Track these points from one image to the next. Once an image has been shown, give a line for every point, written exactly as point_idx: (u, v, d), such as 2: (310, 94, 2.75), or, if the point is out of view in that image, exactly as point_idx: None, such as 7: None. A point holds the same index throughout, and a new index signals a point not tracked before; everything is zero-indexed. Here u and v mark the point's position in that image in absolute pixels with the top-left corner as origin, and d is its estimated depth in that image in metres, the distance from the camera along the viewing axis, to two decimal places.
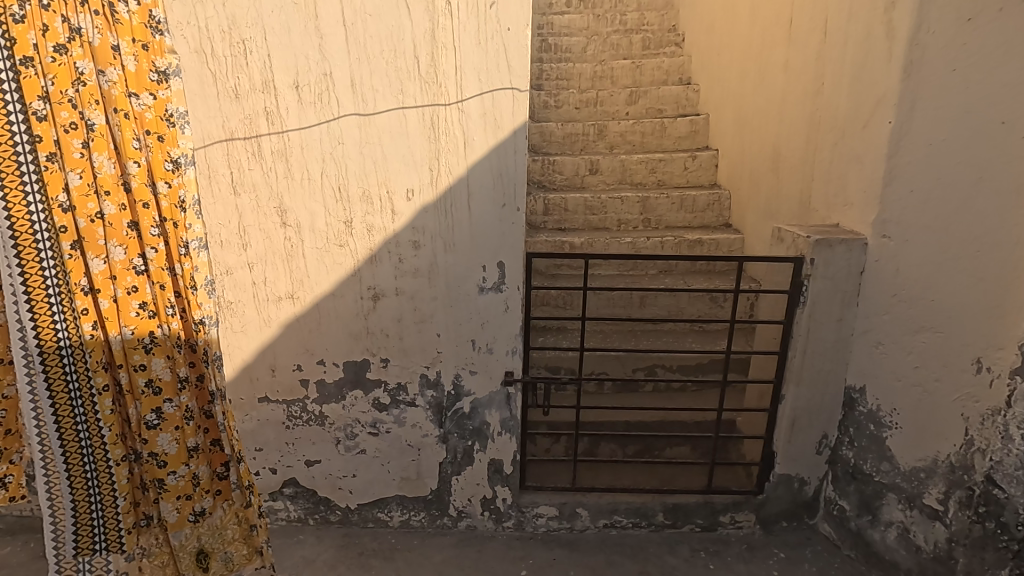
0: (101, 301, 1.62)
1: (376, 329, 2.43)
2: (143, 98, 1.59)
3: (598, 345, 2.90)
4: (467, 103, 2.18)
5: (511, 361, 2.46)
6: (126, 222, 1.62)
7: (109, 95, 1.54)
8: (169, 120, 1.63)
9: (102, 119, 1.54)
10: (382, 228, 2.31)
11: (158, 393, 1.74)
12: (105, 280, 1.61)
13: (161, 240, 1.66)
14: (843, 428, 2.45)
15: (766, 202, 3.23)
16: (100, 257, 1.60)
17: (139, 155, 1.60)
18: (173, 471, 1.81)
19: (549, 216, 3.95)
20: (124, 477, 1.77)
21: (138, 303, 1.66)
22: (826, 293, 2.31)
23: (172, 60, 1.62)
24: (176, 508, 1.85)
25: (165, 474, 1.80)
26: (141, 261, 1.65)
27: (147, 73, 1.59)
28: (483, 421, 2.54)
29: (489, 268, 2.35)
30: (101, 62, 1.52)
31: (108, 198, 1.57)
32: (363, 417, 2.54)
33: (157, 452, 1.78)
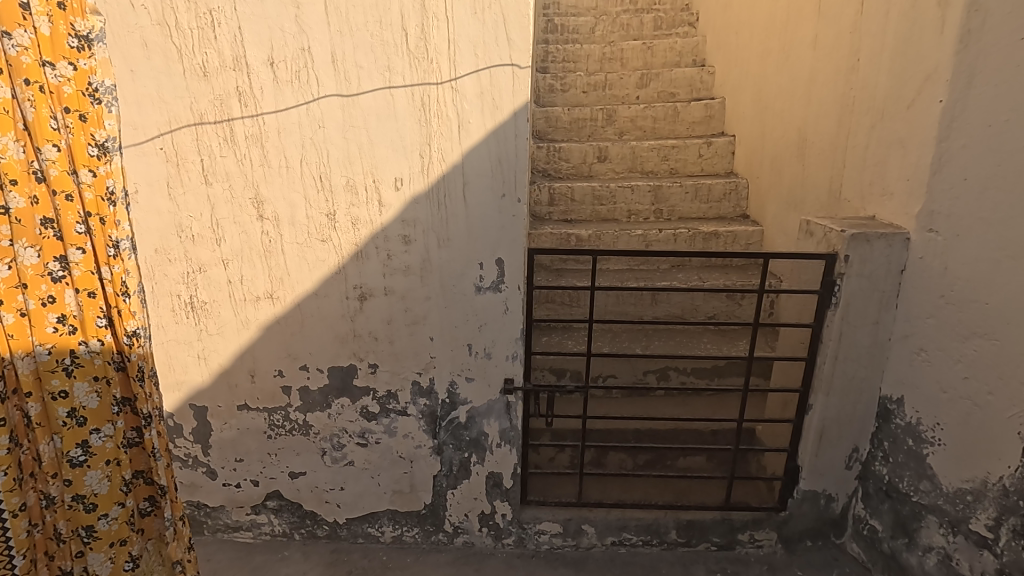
0: (9, 314, 1.46)
1: (364, 331, 2.22)
2: (61, 67, 1.45)
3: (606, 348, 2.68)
4: (461, 81, 1.95)
5: (511, 367, 2.25)
6: (40, 219, 1.47)
7: (18, 63, 1.39)
8: (91, 95, 1.50)
9: (8, 92, 1.39)
10: (369, 222, 2.09)
11: (84, 423, 1.59)
12: (14, 288, 1.46)
13: (88, 239, 1.52)
14: (877, 442, 2.23)
15: (788, 193, 3.02)
16: (7, 262, 1.45)
17: (58, 137, 1.46)
18: (104, 514, 1.66)
19: (555, 206, 3.71)
20: (21, 531, 1.55)
21: (56, 316, 1.52)
22: (862, 294, 2.08)
23: (93, 23, 1.50)
24: (108, 558, 1.69)
25: (95, 519, 1.65)
26: (60, 266, 1.51)
27: (65, 38, 1.44)
28: (481, 431, 2.33)
29: (487, 265, 2.13)
30: (7, 23, 1.37)
31: (16, 188, 1.43)
32: (350, 426, 2.34)
33: (85, 494, 1.62)
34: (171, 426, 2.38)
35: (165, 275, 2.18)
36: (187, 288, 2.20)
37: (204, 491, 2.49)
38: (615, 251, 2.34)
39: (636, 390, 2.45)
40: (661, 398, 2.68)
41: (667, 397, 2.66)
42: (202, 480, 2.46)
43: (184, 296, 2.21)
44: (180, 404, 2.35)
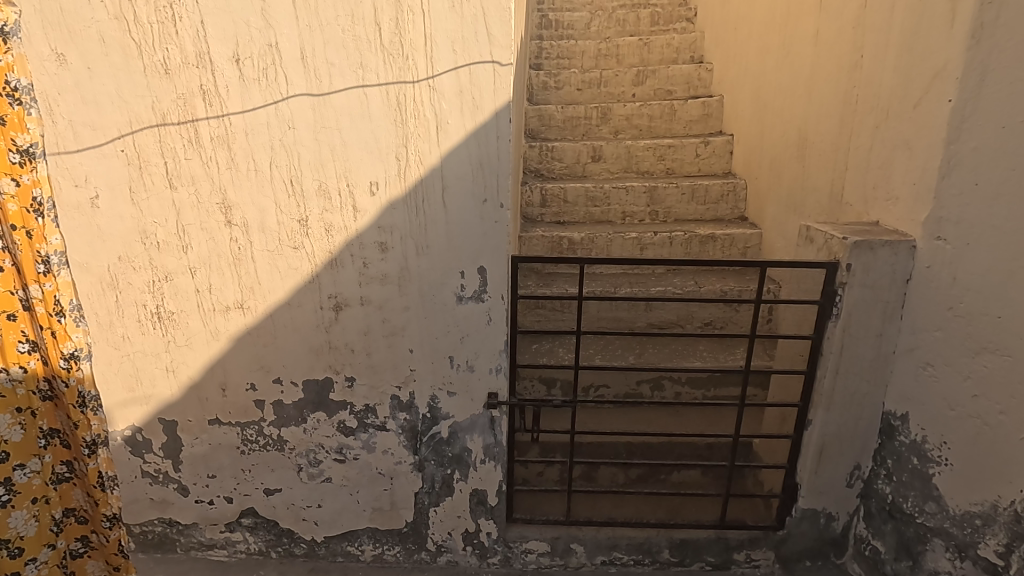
0: None
1: (339, 343, 2.11)
2: None
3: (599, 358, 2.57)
4: (439, 79, 1.83)
5: (495, 380, 2.13)
6: None
7: None
8: (11, 95, 1.81)
9: None
10: (343, 228, 1.98)
11: (10, 459, 1.99)
12: None
13: (9, 255, 1.88)
14: (880, 459, 2.12)
15: (788, 195, 2.90)
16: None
17: None
18: (32, 558, 2.10)
19: (547, 208, 3.59)
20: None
21: None
22: (865, 304, 1.97)
23: (8, 15, 1.77)
24: None
25: (21, 563, 2.07)
26: None
27: None
28: (464, 447, 2.22)
29: (468, 274, 2.01)
30: None
31: None
32: (327, 442, 2.23)
33: (13, 538, 2.03)
34: (140, 441, 2.27)
35: (130, 283, 2.07)
36: (154, 297, 2.08)
37: (175, 508, 2.38)
38: (606, 259, 2.22)
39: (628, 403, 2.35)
40: (654, 410, 2.57)
41: (661, 410, 2.55)
42: (174, 496, 2.36)
43: (150, 306, 2.09)
44: (149, 418, 2.24)
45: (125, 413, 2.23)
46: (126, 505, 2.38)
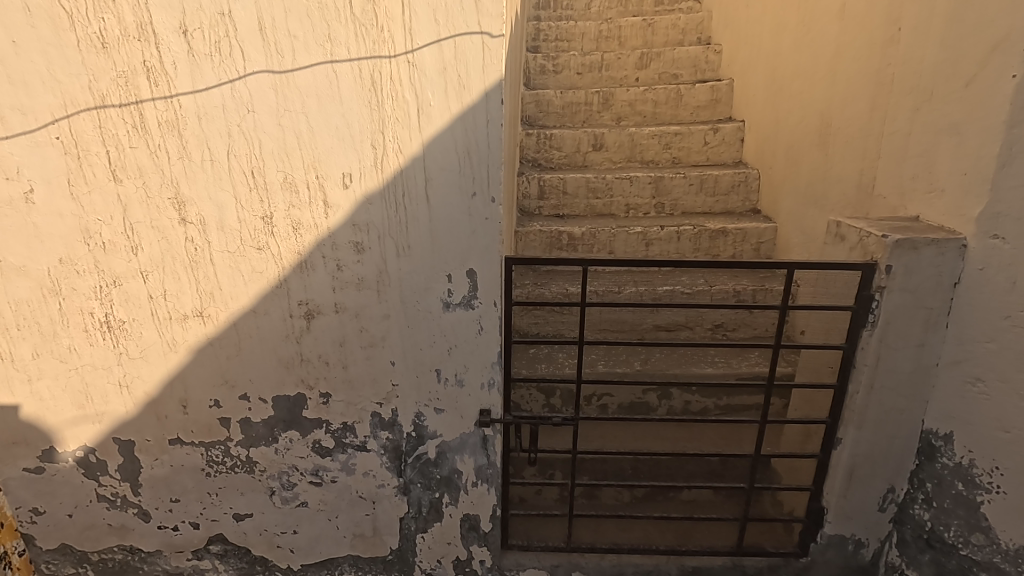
0: None
1: (312, 355, 1.88)
2: None
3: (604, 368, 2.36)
4: (419, 54, 1.58)
5: (487, 396, 1.90)
6: None
7: None
8: None
9: None
10: (312, 226, 1.74)
11: None
12: None
13: None
14: (917, 483, 1.90)
15: (807, 186, 2.67)
16: None
17: None
18: None
19: (545, 200, 3.35)
20: None
21: None
22: (905, 311, 1.74)
23: None
24: None
25: None
26: None
27: None
28: (453, 469, 2.00)
29: (455, 278, 1.78)
30: None
31: None
32: (301, 463, 2.01)
33: None
34: (94, 462, 2.05)
35: (74, 289, 1.83)
36: (101, 304, 1.85)
37: (136, 534, 2.16)
38: (612, 261, 1.99)
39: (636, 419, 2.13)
40: (663, 422, 2.36)
41: (670, 423, 2.34)
42: (134, 522, 2.14)
43: (98, 314, 1.86)
44: (103, 437, 2.01)
45: (75, 432, 2.00)
46: (83, 531, 2.16)
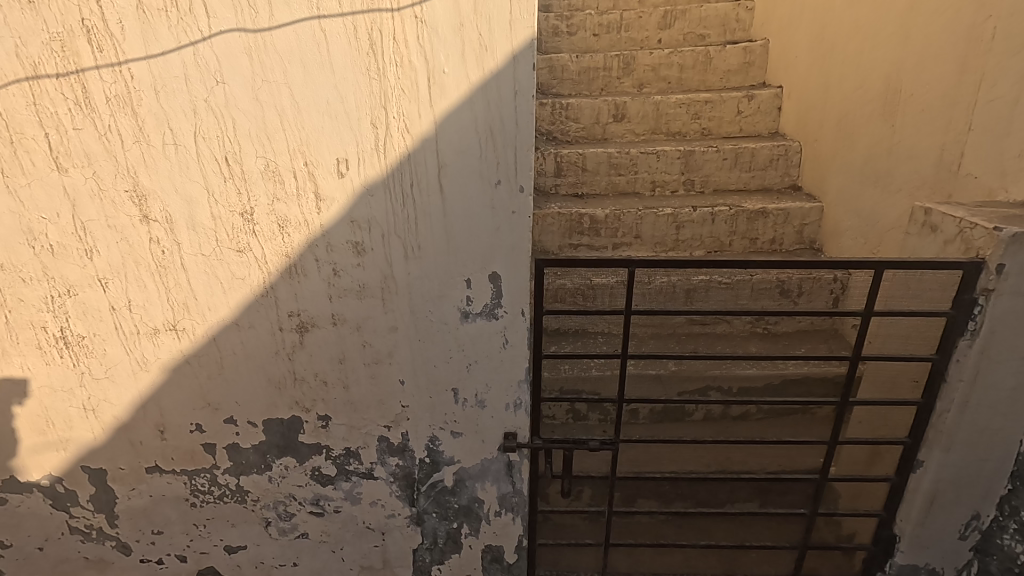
0: None
1: (307, 373, 1.60)
2: None
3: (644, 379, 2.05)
4: (430, 6, 1.26)
5: (512, 418, 1.64)
6: None
7: None
8: None
9: None
10: (302, 223, 1.44)
11: None
12: None
13: None
14: (1011, 510, 1.63)
15: (866, 163, 2.36)
16: None
17: None
18: None
19: (563, 177, 3.02)
20: None
21: None
22: (1012, 318, 1.46)
23: None
24: None
25: None
26: None
27: None
28: (473, 497, 1.75)
29: (475, 284, 1.49)
30: None
31: None
32: (299, 492, 1.76)
33: None
34: (62, 493, 1.79)
35: (20, 301, 1.53)
36: (55, 318, 1.55)
37: (117, 568, 1.92)
38: (658, 260, 1.69)
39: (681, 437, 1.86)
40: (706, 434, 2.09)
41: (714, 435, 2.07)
42: (113, 555, 1.89)
43: (52, 329, 1.57)
44: (70, 466, 1.74)
45: (38, 461, 1.74)
46: (56, 565, 1.92)
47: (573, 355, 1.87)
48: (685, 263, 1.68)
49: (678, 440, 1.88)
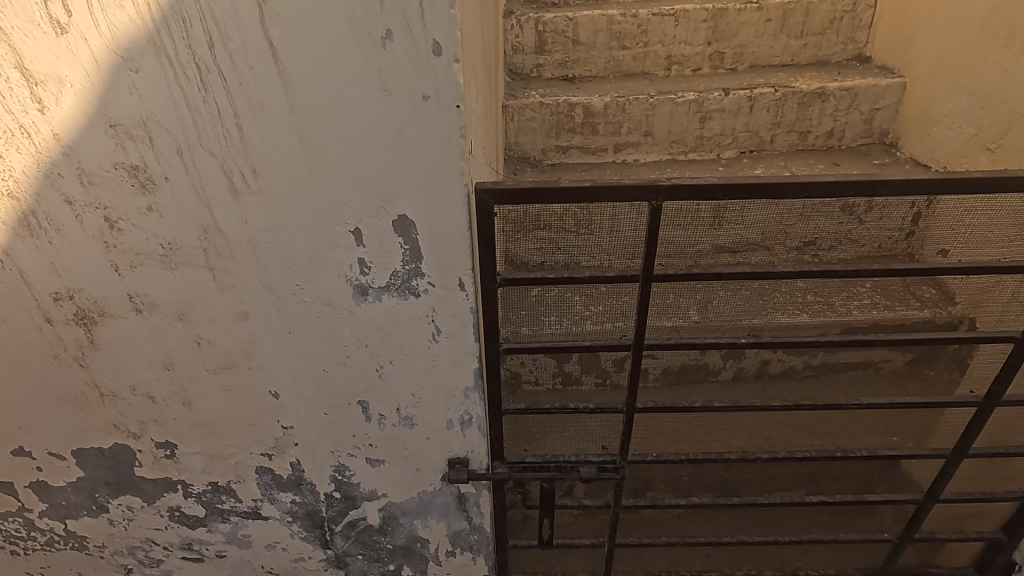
0: None
1: (117, 386, 0.98)
2: None
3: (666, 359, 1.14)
4: None
5: (459, 439, 1.05)
6: None
7: None
8: None
9: None
10: (16, 132, 0.74)
11: None
12: None
13: None
14: None
15: (994, 11, 1.61)
16: None
17: None
18: None
19: (546, 54, 2.20)
20: None
21: None
22: None
23: None
24: None
25: None
26: None
27: None
28: (413, 536, 1.21)
29: (373, 237, 0.82)
30: None
31: None
32: (159, 536, 1.21)
33: None
34: None
35: None
36: None
37: None
38: (704, 180, 0.88)
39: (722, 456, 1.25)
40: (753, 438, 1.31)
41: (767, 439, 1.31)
42: None
43: None
44: None
45: None
46: None
47: (545, 346, 1.04)
48: (756, 183, 0.88)
49: (714, 445, 1.28)
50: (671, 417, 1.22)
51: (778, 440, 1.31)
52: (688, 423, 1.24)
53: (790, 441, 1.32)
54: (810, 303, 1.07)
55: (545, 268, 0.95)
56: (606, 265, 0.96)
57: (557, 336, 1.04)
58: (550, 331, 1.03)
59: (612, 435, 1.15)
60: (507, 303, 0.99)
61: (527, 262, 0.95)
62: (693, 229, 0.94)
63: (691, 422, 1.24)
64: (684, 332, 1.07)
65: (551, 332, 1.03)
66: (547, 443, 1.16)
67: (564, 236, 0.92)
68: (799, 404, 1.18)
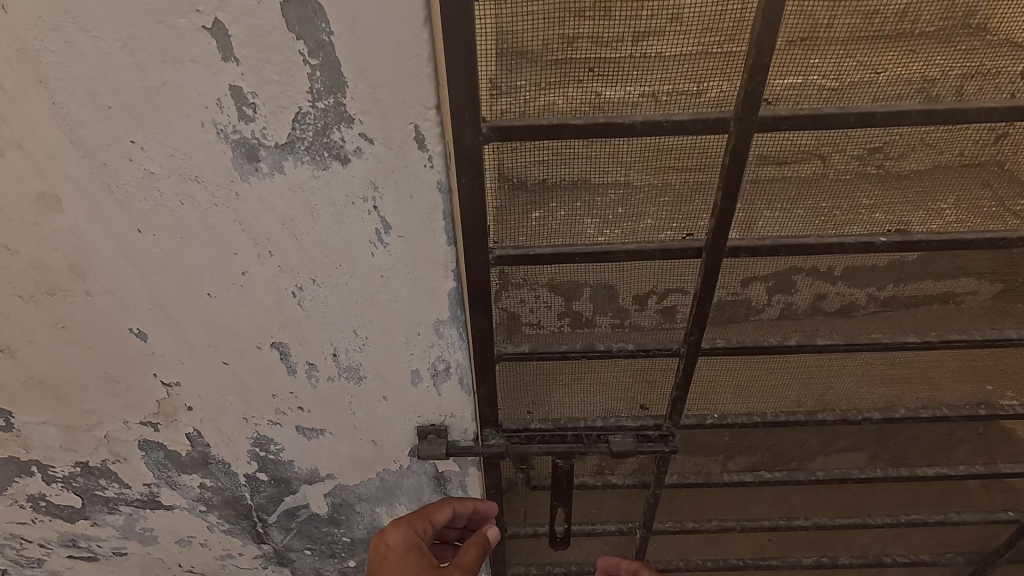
0: None
1: None
2: None
3: (751, 273, 0.64)
4: None
5: (432, 398, 0.70)
6: None
7: None
8: None
9: None
10: None
11: None
12: None
13: None
14: None
15: None
16: None
17: None
18: None
19: None
20: None
21: None
22: None
23: None
24: None
25: None
26: None
27: None
28: (377, 527, 0.89)
29: (246, 43, 0.44)
30: None
31: None
32: (30, 532, 0.88)
33: None
34: None
35: None
36: None
37: None
38: None
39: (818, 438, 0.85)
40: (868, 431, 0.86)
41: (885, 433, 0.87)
42: None
43: None
44: None
45: None
46: None
47: (563, 257, 0.60)
48: None
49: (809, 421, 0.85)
50: (757, 372, 0.74)
51: (924, 402, 0.80)
52: (778, 383, 0.76)
53: (937, 401, 0.80)
54: (1004, 183, 0.56)
55: (541, 110, 0.50)
56: (664, 104, 0.50)
57: (584, 237, 0.59)
58: (571, 228, 0.58)
59: (658, 391, 0.75)
60: (494, 169, 0.53)
61: (516, 102, 0.50)
62: (842, 44, 0.46)
63: (783, 381, 0.76)
64: (794, 230, 0.59)
65: (574, 229, 0.58)
66: (560, 402, 0.77)
67: (584, 29, 0.45)
68: (953, 364, 0.75)
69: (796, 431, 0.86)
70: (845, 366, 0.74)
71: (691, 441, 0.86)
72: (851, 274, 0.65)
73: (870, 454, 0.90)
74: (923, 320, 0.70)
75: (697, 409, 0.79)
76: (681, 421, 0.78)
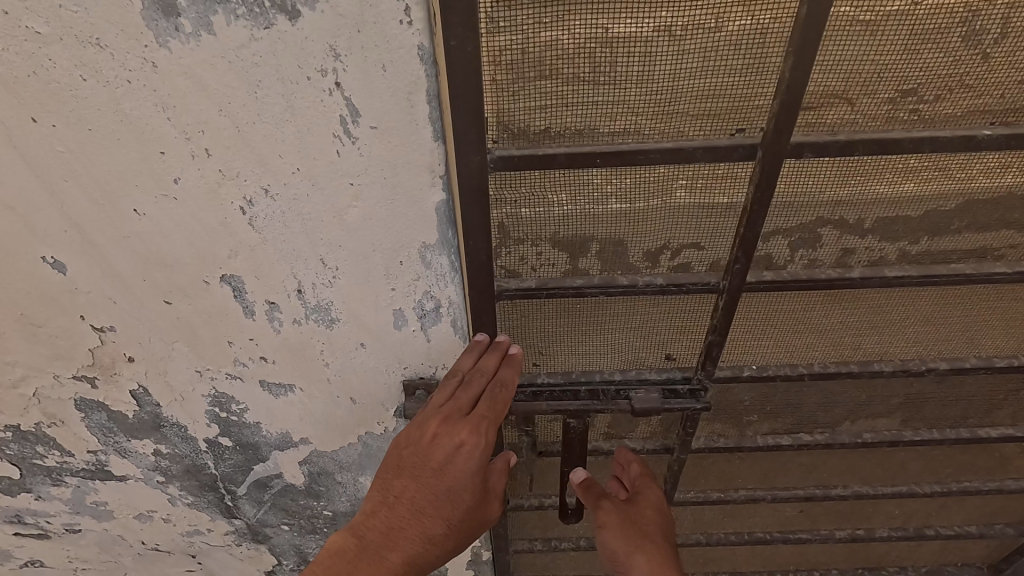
0: None
1: None
2: None
3: (817, 182, 0.51)
4: None
5: (419, 345, 0.59)
6: None
7: None
8: None
9: None
10: None
11: None
12: None
13: None
14: None
15: None
16: None
17: None
18: None
19: None
20: None
21: None
22: None
23: None
24: None
25: None
26: None
27: None
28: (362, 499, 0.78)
29: None
30: None
31: None
32: None
33: None
34: None
35: None
36: None
37: None
38: None
39: (868, 395, 0.74)
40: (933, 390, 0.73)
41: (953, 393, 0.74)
42: None
43: None
44: None
45: None
46: None
47: (580, 158, 0.47)
48: None
49: (864, 380, 0.72)
50: (807, 312, 0.63)
51: (1002, 348, 0.68)
52: (832, 326, 0.64)
53: (1019, 347, 0.68)
54: None
55: None
56: None
57: (607, 133, 0.47)
58: (589, 121, 0.46)
59: (689, 337, 0.64)
60: (491, 30, 0.41)
61: None
62: None
63: (836, 323, 0.64)
64: (875, 122, 0.47)
65: (594, 121, 0.46)
66: (571, 352, 0.66)
67: None
68: None
69: (847, 390, 0.73)
70: (913, 304, 0.63)
71: (724, 401, 0.73)
72: (939, 188, 0.52)
73: (928, 415, 0.77)
74: (1010, 249, 0.58)
75: (732, 360, 0.67)
76: (716, 373, 0.67)
